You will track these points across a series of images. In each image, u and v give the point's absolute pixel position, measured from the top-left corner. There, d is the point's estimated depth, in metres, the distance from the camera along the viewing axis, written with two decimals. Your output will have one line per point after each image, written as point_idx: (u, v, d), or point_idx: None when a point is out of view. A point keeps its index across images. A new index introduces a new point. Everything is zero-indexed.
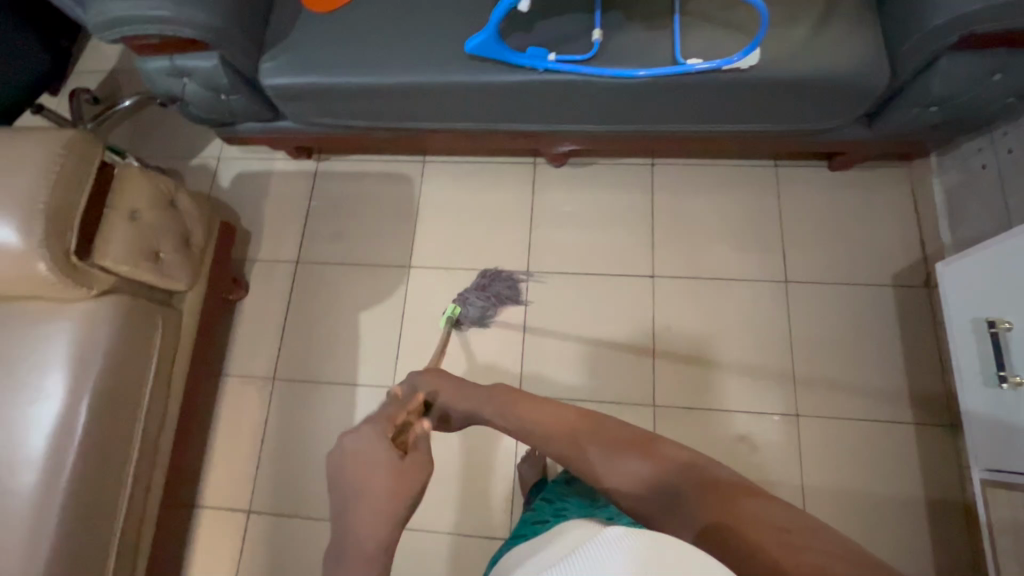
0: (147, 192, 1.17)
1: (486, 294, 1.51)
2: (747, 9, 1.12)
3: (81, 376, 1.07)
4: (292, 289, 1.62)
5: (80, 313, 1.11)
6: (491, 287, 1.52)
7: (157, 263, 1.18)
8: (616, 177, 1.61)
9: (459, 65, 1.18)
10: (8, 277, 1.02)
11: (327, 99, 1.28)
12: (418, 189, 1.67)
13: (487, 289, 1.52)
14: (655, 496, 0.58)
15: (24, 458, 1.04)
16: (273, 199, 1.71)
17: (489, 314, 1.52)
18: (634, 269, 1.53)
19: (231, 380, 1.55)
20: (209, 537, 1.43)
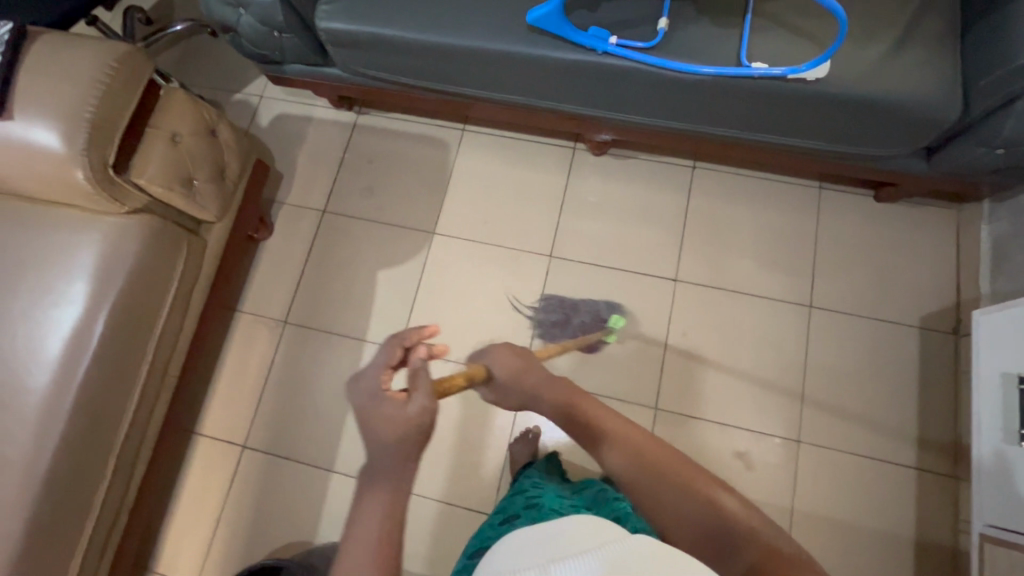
0: (189, 118, 1.17)
1: (567, 313, 1.49)
2: (823, 18, 1.08)
3: (103, 288, 1.09)
4: (315, 237, 1.62)
5: (110, 227, 1.12)
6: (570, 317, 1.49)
7: (189, 189, 1.18)
8: (654, 175, 1.58)
9: (517, 36, 1.15)
10: (46, 180, 1.03)
11: (379, 51, 1.26)
12: (454, 157, 1.66)
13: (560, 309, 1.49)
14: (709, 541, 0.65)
15: (39, 359, 1.06)
16: (309, 145, 1.71)
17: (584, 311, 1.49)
18: (657, 270, 1.51)
19: (244, 317, 1.57)
20: (202, 464, 1.47)
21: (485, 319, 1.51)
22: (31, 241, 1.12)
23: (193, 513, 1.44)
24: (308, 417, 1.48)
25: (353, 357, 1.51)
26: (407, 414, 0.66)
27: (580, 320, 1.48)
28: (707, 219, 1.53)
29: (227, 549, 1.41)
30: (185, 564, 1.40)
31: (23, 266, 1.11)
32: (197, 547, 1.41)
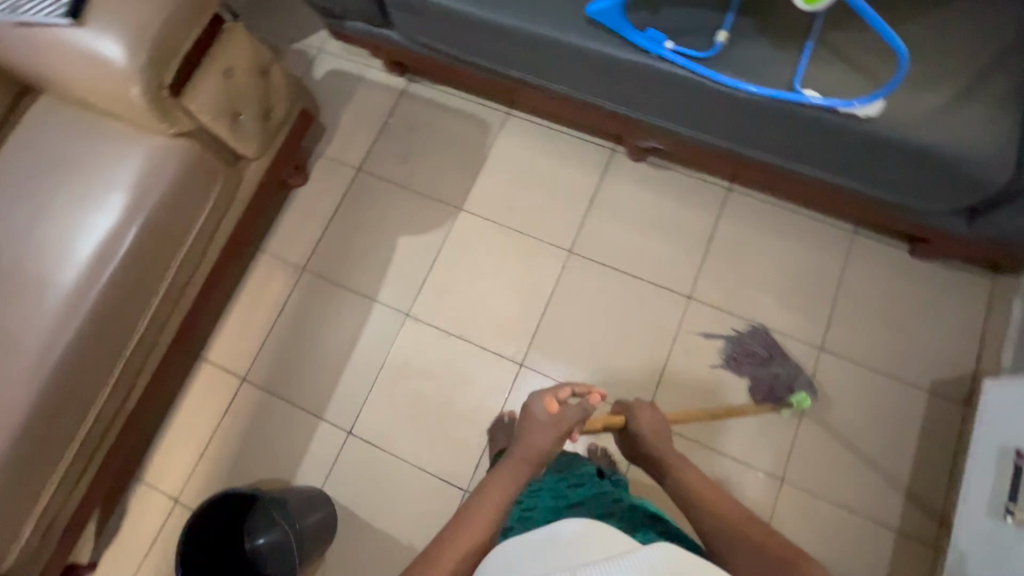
0: (248, 56, 1.21)
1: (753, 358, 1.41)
2: (887, 56, 1.05)
3: (138, 202, 1.14)
4: (346, 193, 1.66)
5: (156, 145, 1.17)
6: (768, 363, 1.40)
7: (234, 123, 1.22)
8: (688, 190, 1.57)
9: (575, 26, 1.15)
10: (105, 89, 1.08)
11: (438, 20, 1.28)
12: (493, 139, 1.67)
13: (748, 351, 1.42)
14: None
15: (69, 257, 1.11)
16: (355, 104, 1.74)
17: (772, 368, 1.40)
18: (673, 284, 1.49)
19: (264, 257, 1.61)
20: (202, 388, 1.53)
21: (496, 302, 1.52)
22: (80, 147, 1.17)
23: (186, 433, 1.50)
24: (309, 364, 1.52)
25: (361, 314, 1.55)
26: (543, 432, 0.93)
27: (778, 371, 1.40)
28: (733, 243, 1.51)
29: (211, 473, 1.47)
30: (170, 479, 1.46)
31: (68, 168, 1.16)
32: (185, 465, 1.47)
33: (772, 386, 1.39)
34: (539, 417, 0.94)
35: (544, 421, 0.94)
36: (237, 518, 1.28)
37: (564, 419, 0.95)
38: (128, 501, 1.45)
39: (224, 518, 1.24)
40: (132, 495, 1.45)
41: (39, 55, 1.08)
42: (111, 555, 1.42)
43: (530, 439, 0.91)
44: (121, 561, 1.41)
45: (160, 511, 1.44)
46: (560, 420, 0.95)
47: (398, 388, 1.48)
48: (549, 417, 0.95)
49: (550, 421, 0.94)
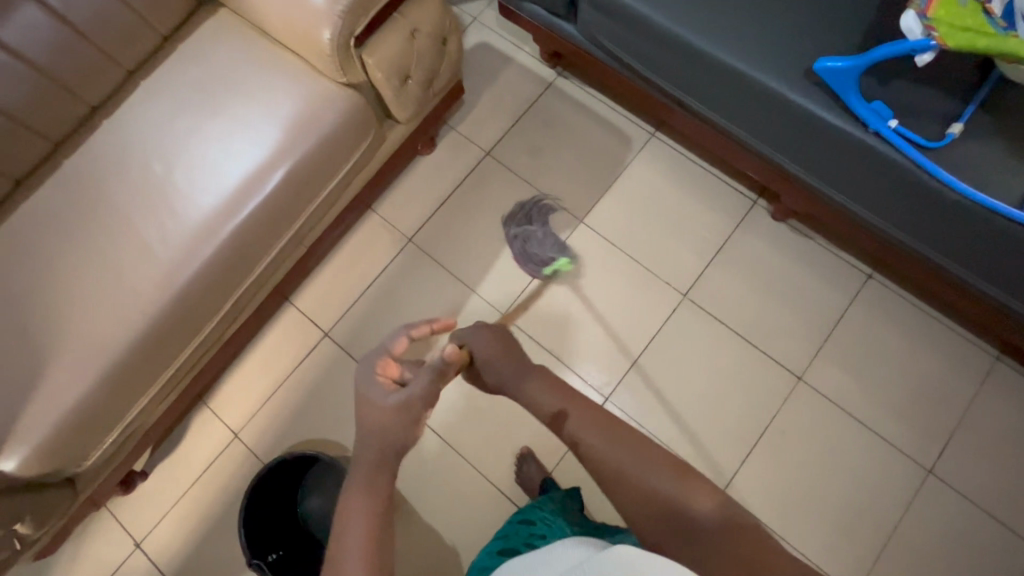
0: (434, 19, 1.14)
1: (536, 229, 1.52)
2: None
3: (293, 144, 1.10)
4: (469, 172, 1.60)
5: (322, 91, 1.12)
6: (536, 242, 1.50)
7: (400, 86, 1.16)
8: (826, 265, 1.46)
9: (789, 78, 1.06)
10: (296, 25, 1.04)
11: (631, 29, 1.19)
12: (631, 158, 1.59)
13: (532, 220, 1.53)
14: (668, 522, 0.65)
15: (216, 185, 1.09)
16: (498, 85, 1.67)
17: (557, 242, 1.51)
18: (786, 360, 1.41)
19: (373, 218, 1.58)
20: (284, 331, 1.51)
21: (594, 326, 1.46)
22: (246, 74, 1.13)
23: (259, 372, 1.48)
24: (392, 336, 1.49)
25: (456, 301, 1.50)
26: (387, 415, 0.77)
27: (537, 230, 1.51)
28: (858, 333, 1.41)
29: (274, 418, 1.45)
30: (233, 413, 1.46)
31: (230, 92, 1.12)
32: (251, 403, 1.46)
33: (540, 255, 1.49)
34: (378, 399, 0.79)
35: (387, 399, 0.79)
36: (292, 483, 1.25)
37: (410, 389, 0.79)
38: (190, 423, 1.46)
39: (280, 477, 1.20)
40: (195, 418, 1.46)
41: None
42: (164, 471, 1.43)
43: (378, 426, 0.77)
44: (172, 479, 1.42)
45: (218, 442, 1.44)
46: (404, 394, 0.79)
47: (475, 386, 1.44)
48: (389, 394, 0.79)
49: (392, 400, 0.78)
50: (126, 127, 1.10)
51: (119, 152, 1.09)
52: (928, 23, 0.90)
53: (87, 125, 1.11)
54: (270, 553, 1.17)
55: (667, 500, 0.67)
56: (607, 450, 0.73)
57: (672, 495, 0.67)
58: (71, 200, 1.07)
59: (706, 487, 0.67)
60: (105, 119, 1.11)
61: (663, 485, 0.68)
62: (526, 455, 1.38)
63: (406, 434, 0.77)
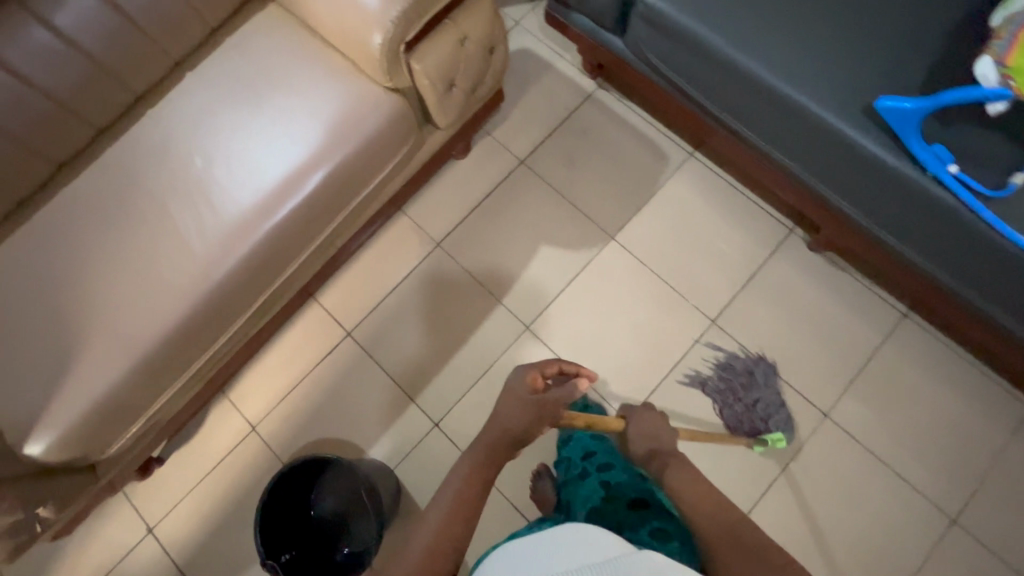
0: (485, 27, 1.12)
1: (751, 396, 1.38)
2: None
3: (334, 145, 1.09)
4: (502, 180, 1.58)
5: (366, 94, 1.11)
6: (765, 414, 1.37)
7: (445, 93, 1.14)
8: (860, 301, 1.43)
9: (846, 113, 1.03)
10: (347, 27, 1.03)
11: (681, 50, 1.17)
12: (668, 176, 1.56)
13: (750, 387, 1.39)
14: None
15: (254, 183, 1.08)
16: (537, 92, 1.65)
17: (765, 412, 1.37)
18: (813, 395, 1.38)
19: (403, 219, 1.56)
20: (307, 328, 1.51)
21: (620, 344, 1.44)
22: (291, 71, 1.12)
23: (279, 367, 1.48)
24: (415, 340, 1.48)
25: (481, 310, 1.49)
26: (522, 409, 0.79)
27: (754, 395, 1.38)
28: (889, 373, 1.38)
29: (292, 414, 1.45)
30: (253, 405, 1.46)
31: (275, 89, 1.12)
32: (271, 397, 1.46)
33: (756, 425, 1.36)
34: (517, 395, 0.81)
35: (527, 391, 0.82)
36: (308, 483, 1.24)
37: (550, 396, 0.81)
38: (210, 413, 1.46)
39: (297, 481, 1.20)
40: (215, 408, 1.46)
41: None
42: (181, 458, 1.43)
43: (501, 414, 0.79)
44: (188, 467, 1.43)
45: (235, 433, 1.44)
46: (543, 400, 0.81)
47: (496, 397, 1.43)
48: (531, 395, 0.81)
49: (530, 397, 0.80)
50: (170, 117, 1.10)
51: (161, 143, 1.09)
52: (1005, 71, 0.91)
53: (131, 113, 1.11)
54: (285, 552, 1.19)
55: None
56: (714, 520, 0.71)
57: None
58: (111, 188, 1.07)
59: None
60: (148, 108, 1.11)
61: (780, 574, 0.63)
62: (540, 471, 1.36)
63: (525, 426, 0.78)
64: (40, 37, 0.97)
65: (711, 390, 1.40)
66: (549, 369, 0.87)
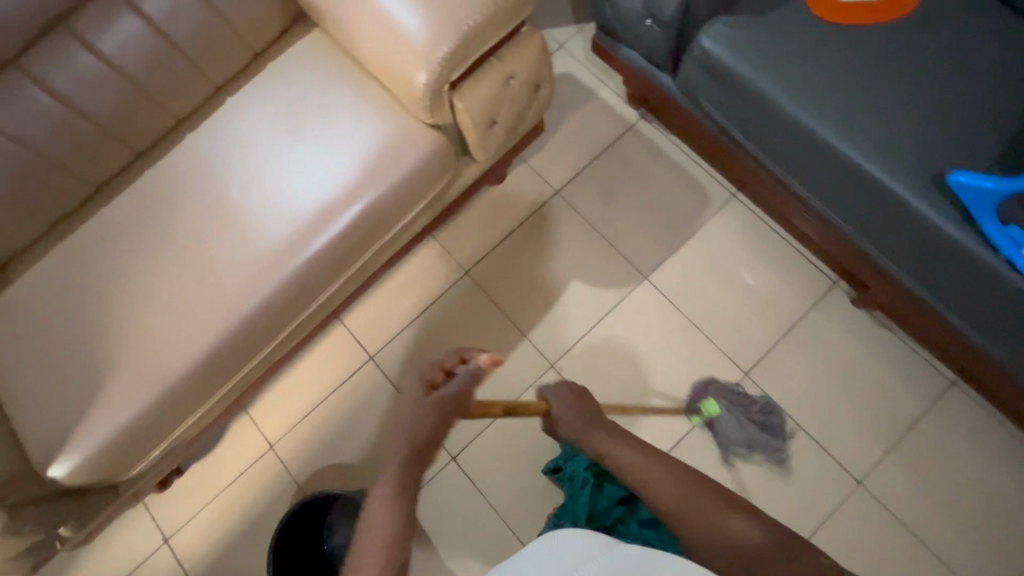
0: (532, 65, 1.07)
1: (748, 423, 1.33)
2: None
3: (371, 181, 1.07)
4: (536, 210, 1.54)
5: (407, 129, 1.08)
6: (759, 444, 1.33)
7: (486, 130, 1.10)
8: (904, 363, 1.36)
9: (913, 182, 0.97)
10: (390, 63, 1.00)
11: (736, 99, 1.11)
12: (708, 217, 1.50)
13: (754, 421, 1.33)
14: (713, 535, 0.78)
15: (289, 215, 1.06)
16: (577, 120, 1.60)
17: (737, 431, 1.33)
18: (847, 461, 1.32)
19: (432, 245, 1.54)
20: (330, 349, 1.50)
21: (647, 390, 1.40)
22: (332, 101, 1.10)
23: (300, 386, 1.48)
24: None
25: (506, 343, 1.46)
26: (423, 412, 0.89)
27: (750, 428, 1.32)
28: (931, 444, 1.31)
29: (311, 435, 1.45)
30: (272, 423, 1.46)
31: (315, 119, 1.09)
32: (290, 416, 1.46)
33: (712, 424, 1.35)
34: (416, 399, 0.91)
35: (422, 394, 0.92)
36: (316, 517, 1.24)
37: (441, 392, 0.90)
38: (230, 427, 1.46)
39: (311, 520, 1.23)
40: (235, 424, 1.46)
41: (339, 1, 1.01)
42: (199, 471, 1.44)
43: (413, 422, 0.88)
44: (205, 482, 1.43)
45: (254, 450, 1.45)
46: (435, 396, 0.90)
47: (515, 435, 1.40)
48: (426, 396, 0.91)
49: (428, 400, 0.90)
50: (211, 143, 1.09)
51: (201, 170, 1.08)
52: None
53: (171, 136, 1.11)
54: None
55: (735, 541, 0.77)
56: (677, 496, 0.82)
57: (742, 535, 0.78)
58: (148, 212, 1.07)
59: (768, 527, 0.79)
60: (189, 132, 1.10)
61: (733, 525, 0.79)
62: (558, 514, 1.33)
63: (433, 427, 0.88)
64: (86, 61, 0.97)
65: (734, 404, 1.34)
66: (449, 361, 0.97)
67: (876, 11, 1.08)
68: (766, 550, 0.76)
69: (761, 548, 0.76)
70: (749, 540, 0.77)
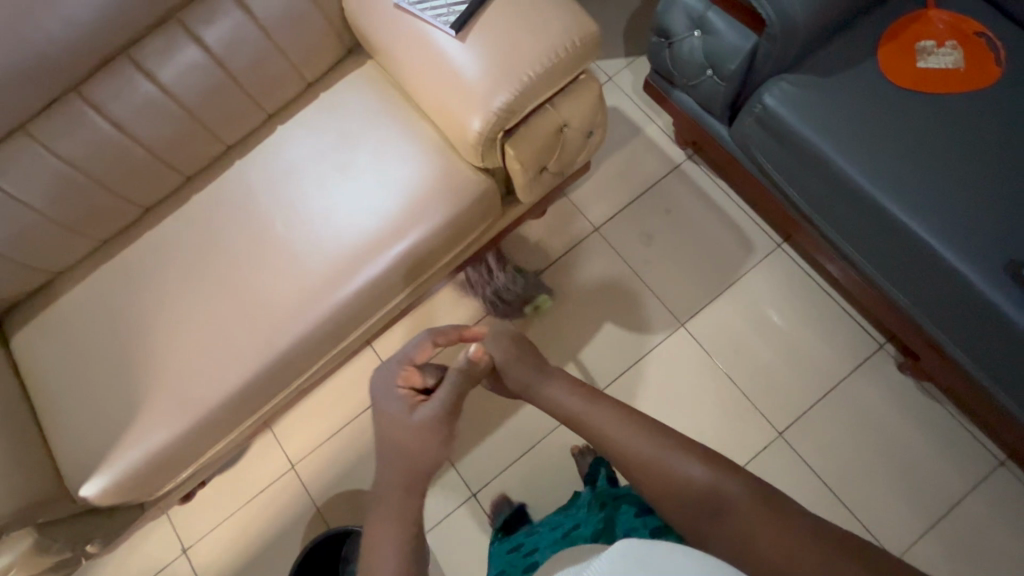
0: (588, 113, 1.04)
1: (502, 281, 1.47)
2: None
3: (414, 220, 1.06)
4: (574, 246, 1.51)
5: (455, 171, 1.07)
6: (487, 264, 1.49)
7: (535, 176, 1.08)
8: (947, 436, 1.30)
9: (982, 266, 0.92)
10: (445, 108, 0.98)
11: (796, 160, 1.06)
12: (751, 266, 1.46)
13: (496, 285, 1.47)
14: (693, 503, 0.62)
15: (329, 251, 1.06)
16: (621, 155, 1.57)
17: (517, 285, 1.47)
18: (882, 535, 1.26)
19: (466, 274, 1.53)
20: (358, 373, 1.49)
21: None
22: (380, 137, 1.09)
23: (326, 407, 1.48)
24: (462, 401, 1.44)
25: None
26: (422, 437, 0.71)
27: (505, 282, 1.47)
28: (974, 526, 1.25)
29: (333, 458, 1.44)
30: (295, 443, 1.46)
31: (362, 155, 1.09)
32: (313, 437, 1.46)
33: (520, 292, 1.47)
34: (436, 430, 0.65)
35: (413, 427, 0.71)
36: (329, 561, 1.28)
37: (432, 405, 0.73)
38: (254, 444, 1.47)
39: (327, 558, 1.27)
40: (260, 439, 1.47)
41: (398, 42, 1.00)
42: (221, 485, 1.45)
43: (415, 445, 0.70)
44: (227, 496, 1.44)
45: (275, 468, 1.45)
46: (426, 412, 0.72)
47: (538, 476, 1.37)
48: (412, 413, 0.73)
49: (415, 417, 0.72)
50: (259, 175, 1.09)
51: (247, 201, 1.09)
52: None
53: (221, 162, 1.12)
54: None
55: (694, 491, 0.63)
56: (630, 447, 0.68)
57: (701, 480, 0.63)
58: (194, 240, 1.08)
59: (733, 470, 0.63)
60: (238, 160, 1.11)
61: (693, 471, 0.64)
62: None
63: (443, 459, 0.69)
64: (144, 88, 0.98)
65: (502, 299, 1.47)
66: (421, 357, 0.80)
67: (953, 81, 1.03)
68: (736, 499, 0.60)
69: (732, 497, 0.61)
70: (708, 485, 0.63)
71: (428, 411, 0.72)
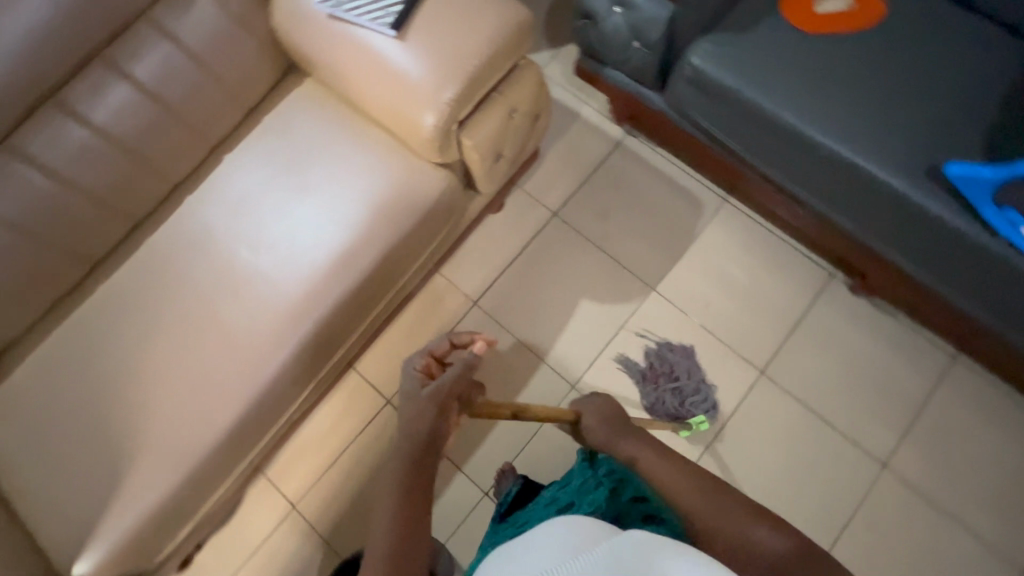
0: (533, 97, 1.09)
1: (655, 380, 1.42)
2: None
3: (382, 226, 1.05)
4: (537, 235, 1.55)
5: (415, 172, 1.08)
6: (671, 343, 1.45)
7: (492, 164, 1.11)
8: (905, 343, 1.42)
9: (906, 175, 1.02)
10: (395, 110, 0.99)
11: (730, 112, 1.15)
12: (704, 224, 1.54)
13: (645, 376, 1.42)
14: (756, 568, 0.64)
15: (301, 271, 1.03)
16: (565, 141, 1.62)
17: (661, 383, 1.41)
18: (868, 444, 1.36)
19: (437, 279, 1.53)
20: (345, 398, 1.46)
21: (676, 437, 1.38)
22: (334, 151, 1.09)
23: (319, 439, 1.43)
24: None
25: (523, 370, 1.45)
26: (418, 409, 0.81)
27: (665, 394, 1.40)
28: (943, 419, 1.36)
29: (335, 491, 1.39)
30: (292, 483, 1.40)
31: (318, 171, 1.08)
32: (310, 473, 1.41)
33: (674, 410, 1.39)
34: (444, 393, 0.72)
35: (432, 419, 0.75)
36: None
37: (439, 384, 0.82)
38: (249, 493, 1.40)
39: None
40: (252, 488, 1.40)
41: (337, 52, 1.00)
42: (219, 544, 1.37)
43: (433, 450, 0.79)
44: (228, 554, 1.36)
45: (276, 513, 1.38)
46: (433, 389, 0.81)
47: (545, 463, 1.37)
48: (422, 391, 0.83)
49: (425, 393, 0.81)
50: (214, 209, 1.06)
51: (205, 237, 1.05)
52: None
53: (171, 202, 1.08)
54: None
55: (760, 554, 0.65)
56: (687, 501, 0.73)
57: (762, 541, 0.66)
58: (155, 285, 1.03)
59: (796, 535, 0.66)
60: (188, 197, 1.08)
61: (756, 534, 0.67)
62: None
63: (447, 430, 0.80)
64: (78, 135, 0.94)
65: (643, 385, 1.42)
66: (439, 349, 0.90)
67: (849, 20, 1.15)
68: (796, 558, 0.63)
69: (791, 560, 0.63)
70: (773, 550, 0.65)
71: (431, 389, 0.82)
